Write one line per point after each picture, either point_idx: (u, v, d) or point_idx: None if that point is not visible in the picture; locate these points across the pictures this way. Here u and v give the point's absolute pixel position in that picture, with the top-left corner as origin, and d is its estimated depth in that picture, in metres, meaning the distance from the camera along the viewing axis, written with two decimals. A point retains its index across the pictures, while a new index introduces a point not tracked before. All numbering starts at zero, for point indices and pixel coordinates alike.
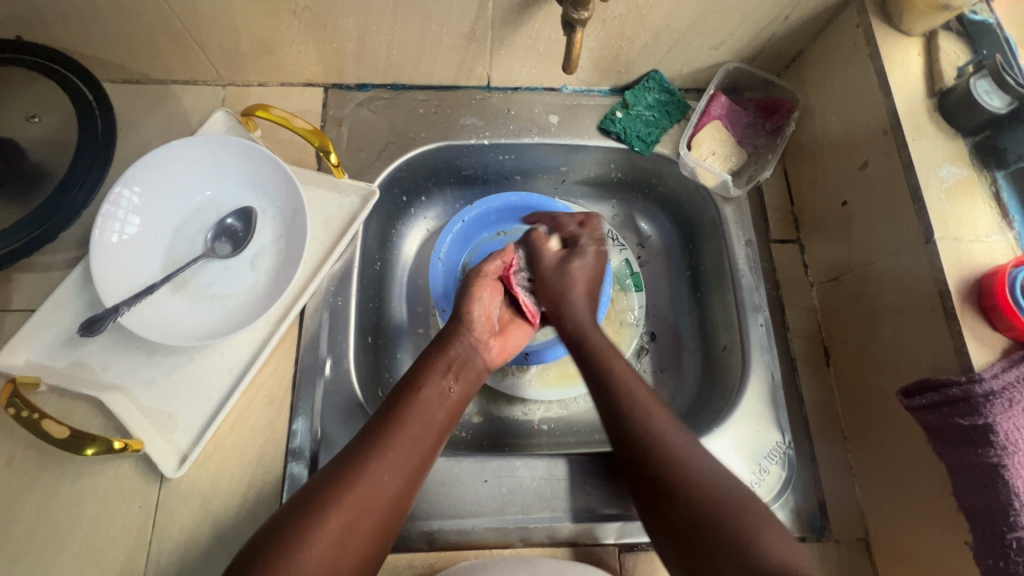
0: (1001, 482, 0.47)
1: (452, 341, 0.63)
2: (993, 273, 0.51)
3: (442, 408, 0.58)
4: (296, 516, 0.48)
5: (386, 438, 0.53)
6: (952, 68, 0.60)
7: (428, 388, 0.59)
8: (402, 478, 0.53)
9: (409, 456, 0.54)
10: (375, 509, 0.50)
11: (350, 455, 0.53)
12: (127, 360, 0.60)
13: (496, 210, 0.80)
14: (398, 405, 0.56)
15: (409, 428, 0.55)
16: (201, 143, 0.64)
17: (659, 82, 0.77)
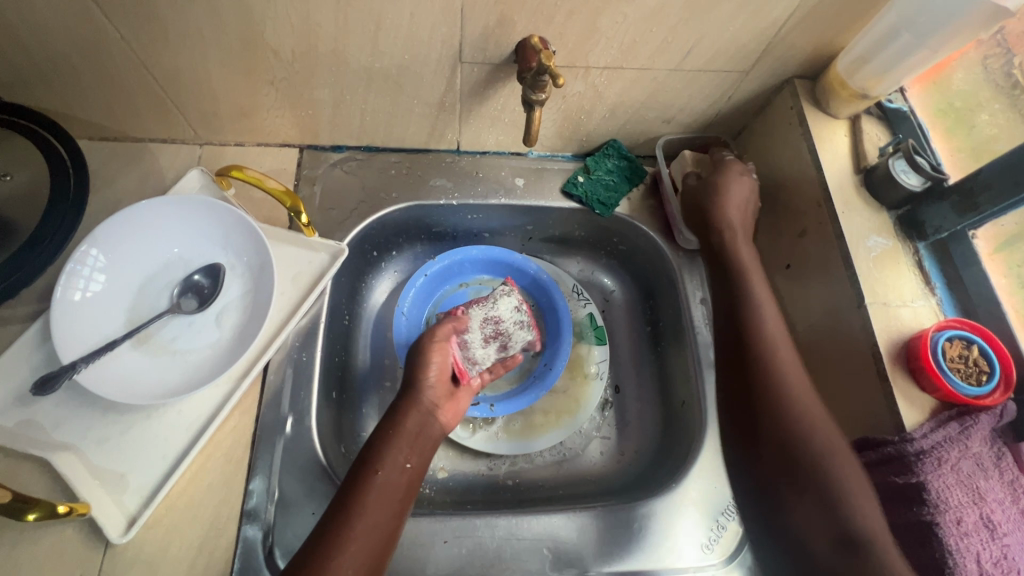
0: (935, 539, 0.49)
1: (409, 410, 0.61)
2: (918, 337, 0.55)
3: (402, 486, 0.56)
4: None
5: (343, 527, 0.52)
6: (874, 148, 0.67)
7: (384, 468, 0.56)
8: (368, 563, 0.51)
9: (372, 540, 0.52)
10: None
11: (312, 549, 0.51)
12: (80, 417, 0.60)
13: (456, 263, 0.83)
14: (355, 488, 0.54)
15: (367, 511, 0.53)
16: (174, 202, 0.65)
17: (618, 150, 0.82)
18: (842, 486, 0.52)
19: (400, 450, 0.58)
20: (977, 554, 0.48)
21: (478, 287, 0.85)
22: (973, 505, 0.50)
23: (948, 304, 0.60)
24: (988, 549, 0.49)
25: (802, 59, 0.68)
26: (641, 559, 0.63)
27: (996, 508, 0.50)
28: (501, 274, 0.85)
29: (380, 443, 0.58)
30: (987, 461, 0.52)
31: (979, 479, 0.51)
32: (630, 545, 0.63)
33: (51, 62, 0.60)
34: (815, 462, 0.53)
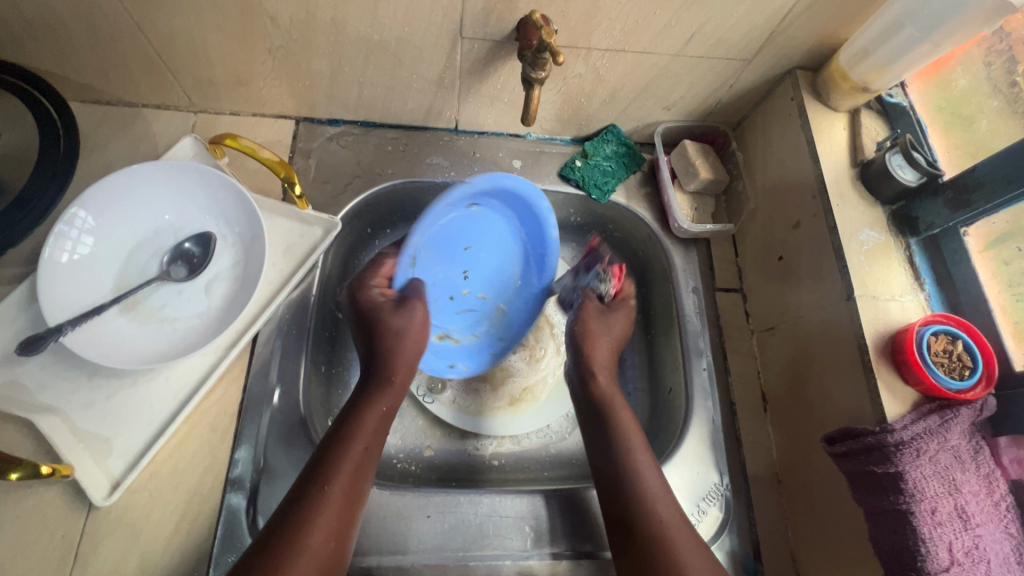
0: (909, 527, 0.50)
1: (385, 387, 0.61)
2: (904, 331, 0.56)
3: (373, 460, 0.56)
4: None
5: (320, 502, 0.51)
6: (872, 142, 0.67)
7: (361, 443, 0.56)
8: (339, 536, 0.51)
9: (346, 513, 0.52)
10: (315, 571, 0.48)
11: (285, 520, 0.50)
12: (66, 380, 0.59)
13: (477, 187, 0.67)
14: (330, 462, 0.54)
15: (342, 486, 0.52)
16: (166, 168, 0.65)
17: (616, 136, 0.82)
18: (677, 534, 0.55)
19: (375, 427, 0.58)
20: (949, 543, 0.49)
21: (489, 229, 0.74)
22: (948, 496, 0.51)
23: (936, 299, 0.61)
24: (961, 539, 0.50)
25: (805, 49, 0.67)
26: None
27: (971, 500, 0.51)
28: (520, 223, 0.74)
29: (356, 418, 0.57)
30: (965, 454, 0.52)
31: (955, 471, 0.52)
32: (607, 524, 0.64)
33: (42, 19, 0.59)
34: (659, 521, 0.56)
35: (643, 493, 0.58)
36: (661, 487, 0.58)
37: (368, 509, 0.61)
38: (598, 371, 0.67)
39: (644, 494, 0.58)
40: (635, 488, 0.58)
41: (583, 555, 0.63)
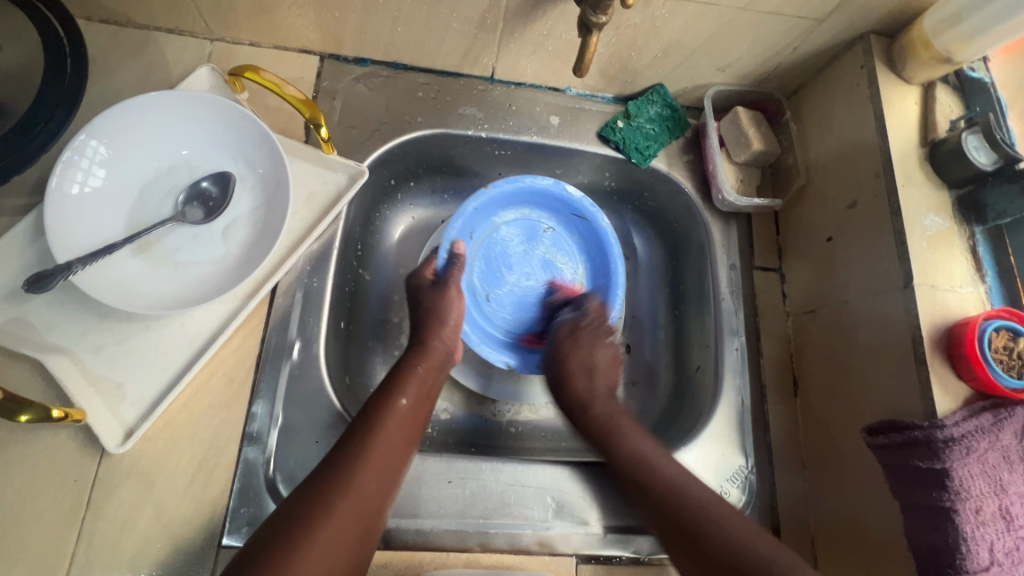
0: (951, 525, 0.48)
1: (431, 347, 0.62)
2: (964, 324, 0.53)
3: (420, 414, 0.57)
4: (287, 523, 0.44)
5: (366, 444, 0.51)
6: (945, 120, 0.62)
7: (407, 398, 0.57)
8: (387, 483, 0.51)
9: (392, 457, 0.52)
10: (360, 509, 0.48)
11: (333, 463, 0.50)
12: (75, 322, 0.56)
13: (506, 195, 0.74)
14: (375, 410, 0.54)
15: (387, 432, 0.53)
16: (182, 98, 0.59)
17: (663, 97, 0.76)
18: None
19: (418, 383, 0.59)
20: (990, 543, 0.48)
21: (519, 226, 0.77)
22: (993, 496, 0.49)
23: (996, 294, 0.57)
24: (1002, 539, 0.48)
25: (886, 12, 0.61)
26: None
27: (1015, 501, 0.50)
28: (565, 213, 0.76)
29: (401, 374, 0.59)
30: (1014, 454, 0.51)
31: (1003, 471, 0.50)
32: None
33: None
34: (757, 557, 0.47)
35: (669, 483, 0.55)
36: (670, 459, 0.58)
37: None
38: (590, 408, 0.65)
39: (648, 463, 0.58)
40: (667, 481, 0.56)
41: (607, 529, 0.61)
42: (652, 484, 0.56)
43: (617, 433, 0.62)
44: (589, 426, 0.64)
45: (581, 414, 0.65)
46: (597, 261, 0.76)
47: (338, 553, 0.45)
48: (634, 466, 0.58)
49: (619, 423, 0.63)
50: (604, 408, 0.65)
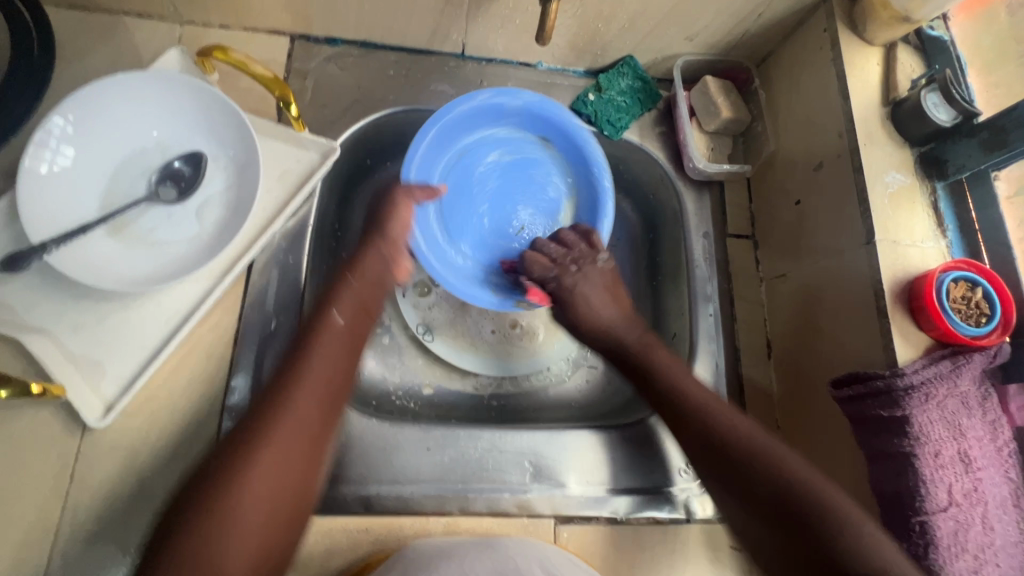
0: (910, 469, 0.50)
1: (363, 263, 0.60)
2: (923, 277, 0.54)
3: (359, 329, 0.56)
4: (227, 451, 0.44)
5: (301, 366, 0.50)
6: (906, 79, 0.63)
7: (342, 312, 0.55)
8: (326, 404, 0.49)
9: (329, 377, 0.50)
10: (301, 432, 0.46)
11: (270, 386, 0.49)
12: (53, 302, 0.57)
13: (465, 116, 0.71)
14: (310, 329, 0.53)
15: (321, 351, 0.51)
16: (152, 78, 0.60)
17: (633, 69, 0.77)
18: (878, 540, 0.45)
19: (355, 300, 0.57)
20: (948, 485, 0.49)
21: (490, 138, 0.75)
22: (952, 440, 0.50)
23: (957, 247, 0.59)
24: (961, 481, 0.50)
25: None
26: (636, 475, 0.65)
27: (974, 444, 0.51)
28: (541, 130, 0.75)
29: (334, 292, 0.57)
30: (973, 400, 0.52)
31: (961, 416, 0.51)
32: (628, 465, 0.65)
33: None
34: (813, 504, 0.47)
35: (700, 410, 0.56)
36: (692, 380, 0.59)
37: (368, 442, 0.61)
38: (647, 353, 0.62)
39: (689, 393, 0.57)
40: (693, 402, 0.56)
41: (588, 491, 0.63)
42: (687, 403, 0.57)
43: (653, 366, 0.61)
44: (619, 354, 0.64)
45: (598, 343, 0.65)
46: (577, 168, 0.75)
47: (282, 483, 0.44)
48: (690, 403, 0.56)
49: (653, 355, 0.62)
50: (662, 378, 0.60)
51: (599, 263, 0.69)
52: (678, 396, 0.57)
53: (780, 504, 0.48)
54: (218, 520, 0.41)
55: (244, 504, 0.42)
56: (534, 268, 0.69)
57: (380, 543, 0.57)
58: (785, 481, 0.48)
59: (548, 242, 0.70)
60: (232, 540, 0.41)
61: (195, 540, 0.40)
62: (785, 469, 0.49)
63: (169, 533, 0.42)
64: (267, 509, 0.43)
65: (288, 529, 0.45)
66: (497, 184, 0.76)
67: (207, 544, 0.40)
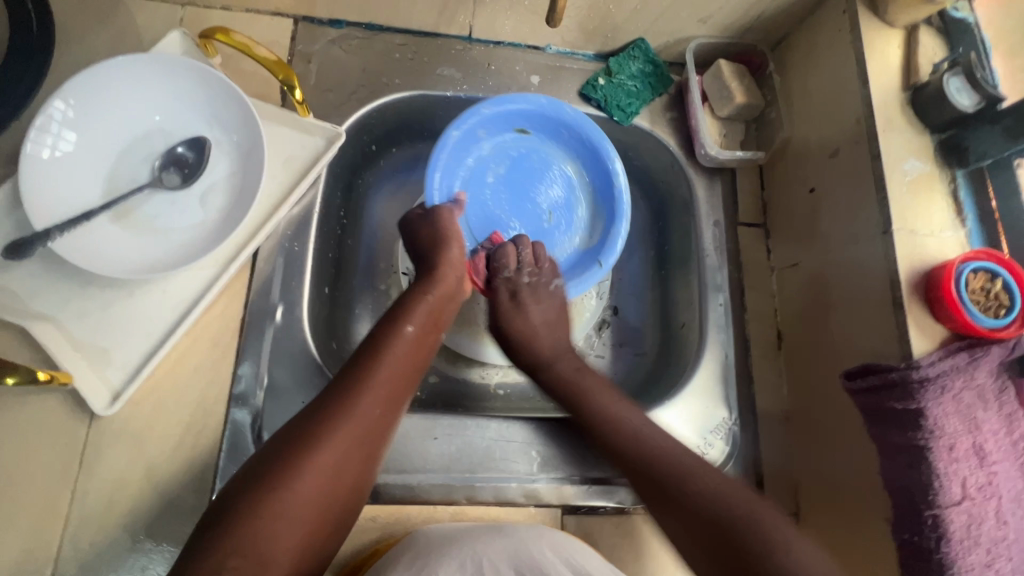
0: (923, 462, 0.49)
1: (438, 277, 0.61)
2: (942, 267, 0.53)
3: (426, 343, 0.56)
4: (288, 445, 0.45)
5: (370, 371, 0.50)
6: (928, 63, 0.60)
7: (413, 324, 0.56)
8: (388, 408, 0.50)
9: (397, 386, 0.51)
10: (361, 438, 0.47)
11: (334, 387, 0.49)
12: (59, 288, 0.56)
13: (476, 126, 0.70)
14: (380, 336, 0.54)
15: (392, 359, 0.52)
16: (153, 61, 0.59)
17: (645, 52, 0.75)
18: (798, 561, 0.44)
19: (426, 311, 0.58)
20: (963, 478, 0.49)
21: (505, 141, 0.74)
22: (967, 434, 0.50)
23: (977, 237, 0.57)
24: (975, 475, 0.49)
25: None
26: None
27: (989, 438, 0.50)
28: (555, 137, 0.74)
29: (407, 303, 0.58)
30: (988, 393, 0.51)
31: (977, 410, 0.51)
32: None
33: None
34: (751, 532, 0.46)
35: (653, 454, 0.54)
36: (625, 406, 0.59)
37: None
38: (550, 365, 0.64)
39: (621, 420, 0.57)
40: (624, 433, 0.56)
41: (593, 482, 0.62)
42: (620, 434, 0.56)
43: (582, 392, 0.61)
44: (557, 389, 0.63)
45: (540, 373, 0.64)
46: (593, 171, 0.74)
47: (332, 485, 0.45)
48: (611, 431, 0.57)
49: (582, 380, 0.62)
50: (604, 405, 0.59)
51: (552, 287, 0.68)
52: (597, 424, 0.58)
53: (717, 534, 0.47)
54: (269, 515, 0.41)
55: (295, 502, 0.43)
56: (500, 292, 0.67)
57: (390, 530, 0.58)
58: (709, 513, 0.48)
59: (527, 242, 0.68)
60: (281, 529, 0.42)
61: (245, 532, 0.40)
62: (706, 488, 0.50)
63: (212, 518, 0.41)
64: (315, 508, 0.44)
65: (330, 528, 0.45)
66: (516, 187, 0.74)
67: (252, 540, 0.40)
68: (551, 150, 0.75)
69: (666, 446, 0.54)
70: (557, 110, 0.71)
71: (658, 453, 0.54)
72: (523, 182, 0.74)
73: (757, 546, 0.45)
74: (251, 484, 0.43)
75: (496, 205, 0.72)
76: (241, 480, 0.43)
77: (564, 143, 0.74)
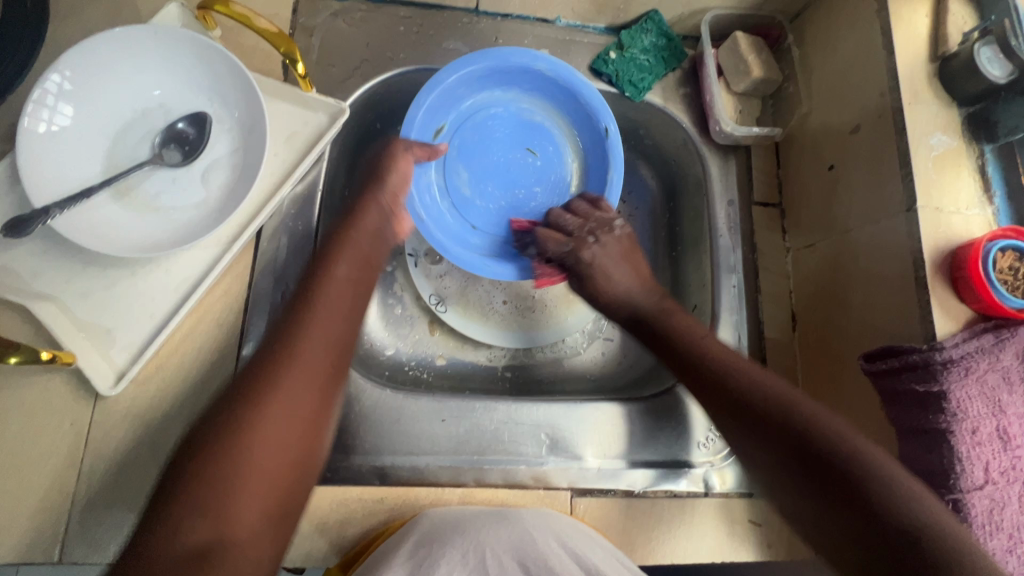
0: (945, 445, 0.48)
1: (364, 208, 0.58)
2: (968, 246, 0.51)
3: (362, 280, 0.54)
4: (238, 399, 0.44)
5: (303, 316, 0.49)
6: (958, 32, 0.58)
7: (342, 264, 0.54)
8: (330, 353, 0.48)
9: (332, 330, 0.49)
10: (308, 386, 0.46)
11: (275, 336, 0.48)
12: (60, 267, 0.55)
13: (475, 73, 0.67)
14: (310, 281, 0.52)
15: (325, 303, 0.50)
16: (150, 33, 0.57)
17: (657, 25, 0.72)
18: (877, 484, 0.44)
19: (356, 250, 0.55)
20: (986, 462, 0.47)
21: (502, 99, 0.71)
22: (991, 417, 0.48)
23: (1005, 214, 0.55)
24: (998, 459, 0.48)
25: None
26: (651, 449, 0.63)
27: (1014, 421, 0.49)
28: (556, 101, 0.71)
29: (335, 243, 0.55)
30: (1015, 375, 0.50)
31: (1002, 392, 0.49)
32: (646, 439, 0.63)
33: None
34: (846, 455, 0.46)
35: (740, 375, 0.54)
36: (718, 341, 0.58)
37: (382, 413, 0.60)
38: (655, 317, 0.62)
39: (710, 354, 0.57)
40: (717, 363, 0.56)
41: (602, 464, 0.62)
42: (706, 364, 0.56)
43: (674, 326, 0.61)
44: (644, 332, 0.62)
45: None
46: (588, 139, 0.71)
47: (288, 438, 0.44)
48: (704, 362, 0.56)
49: (670, 313, 0.62)
50: (702, 343, 0.58)
51: (496, 264, 0.64)
52: (694, 356, 0.57)
53: (805, 449, 0.47)
54: (222, 468, 0.41)
55: (251, 452, 0.42)
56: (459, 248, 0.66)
57: (396, 512, 0.57)
58: (837, 446, 0.47)
59: (501, 217, 0.66)
60: (246, 482, 0.41)
61: (202, 488, 0.40)
62: (814, 422, 0.48)
63: (174, 472, 0.41)
64: (274, 459, 0.43)
65: (295, 482, 0.44)
66: (507, 150, 0.72)
67: (208, 493, 0.40)
68: (555, 114, 0.72)
69: (733, 367, 0.55)
70: (560, 74, 0.67)
71: (755, 376, 0.53)
72: (513, 143, 0.72)
73: (870, 481, 0.44)
74: (211, 440, 0.42)
75: (483, 162, 0.71)
76: (195, 440, 0.42)
77: (568, 108, 0.71)
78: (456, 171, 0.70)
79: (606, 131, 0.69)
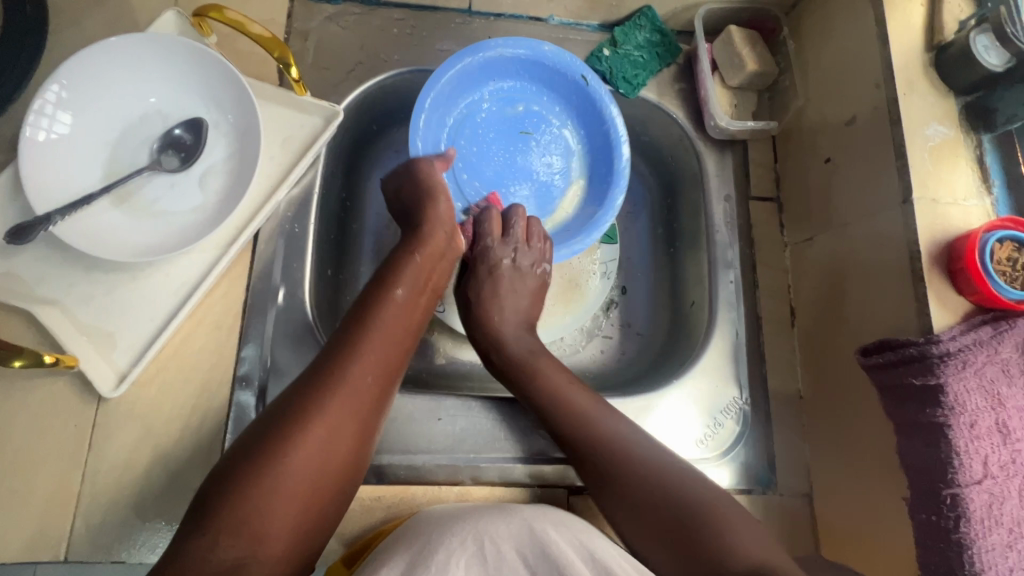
0: (943, 440, 0.47)
1: (427, 236, 0.59)
2: (965, 238, 0.50)
3: (417, 307, 0.56)
4: (285, 412, 0.45)
5: (360, 336, 0.50)
6: (953, 20, 0.57)
7: (403, 288, 0.55)
8: (382, 375, 0.49)
9: (389, 352, 0.51)
10: (357, 406, 0.47)
11: (328, 356, 0.49)
12: (63, 273, 0.56)
13: (467, 72, 0.67)
14: (369, 301, 0.53)
15: (382, 326, 0.51)
16: (146, 41, 0.58)
17: (651, 21, 0.72)
18: (733, 537, 0.46)
19: (414, 272, 0.57)
20: (985, 456, 0.47)
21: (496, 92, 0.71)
22: (990, 410, 0.48)
23: (1004, 205, 0.54)
24: (997, 453, 0.47)
25: None
26: None
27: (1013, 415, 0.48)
28: (547, 83, 0.71)
29: (396, 263, 0.57)
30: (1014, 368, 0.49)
31: (1001, 385, 0.48)
32: None
33: None
34: (695, 514, 0.48)
35: (591, 437, 0.55)
36: (587, 396, 0.58)
37: None
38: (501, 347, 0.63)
39: (562, 394, 0.58)
40: (561, 405, 0.57)
41: None
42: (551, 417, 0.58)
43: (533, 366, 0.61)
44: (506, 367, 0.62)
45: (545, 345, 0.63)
46: (583, 114, 0.72)
47: (330, 454, 0.45)
48: (552, 405, 0.58)
49: (539, 355, 0.62)
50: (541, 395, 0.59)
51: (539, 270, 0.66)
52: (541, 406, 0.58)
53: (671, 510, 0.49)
54: (268, 485, 0.41)
55: (294, 468, 0.42)
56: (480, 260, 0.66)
57: (394, 511, 0.58)
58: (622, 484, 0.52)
59: (521, 215, 0.66)
60: (280, 504, 0.41)
61: (240, 504, 0.40)
62: (627, 471, 0.52)
63: (217, 484, 0.42)
64: (315, 475, 0.43)
65: (332, 497, 0.45)
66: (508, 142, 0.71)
67: (248, 509, 0.40)
68: (528, 90, 0.72)
69: (568, 408, 0.57)
70: (548, 57, 0.68)
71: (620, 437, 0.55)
72: (516, 137, 0.71)
73: (704, 528, 0.47)
74: (253, 453, 0.42)
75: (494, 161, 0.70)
76: (242, 449, 0.43)
77: (537, 78, 0.71)
78: (473, 187, 0.68)
79: (585, 79, 0.69)
